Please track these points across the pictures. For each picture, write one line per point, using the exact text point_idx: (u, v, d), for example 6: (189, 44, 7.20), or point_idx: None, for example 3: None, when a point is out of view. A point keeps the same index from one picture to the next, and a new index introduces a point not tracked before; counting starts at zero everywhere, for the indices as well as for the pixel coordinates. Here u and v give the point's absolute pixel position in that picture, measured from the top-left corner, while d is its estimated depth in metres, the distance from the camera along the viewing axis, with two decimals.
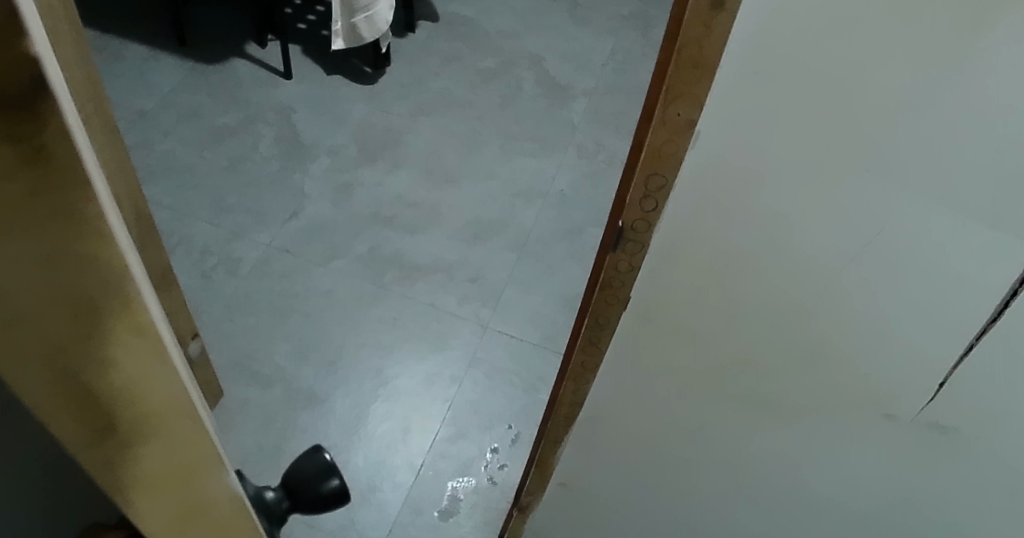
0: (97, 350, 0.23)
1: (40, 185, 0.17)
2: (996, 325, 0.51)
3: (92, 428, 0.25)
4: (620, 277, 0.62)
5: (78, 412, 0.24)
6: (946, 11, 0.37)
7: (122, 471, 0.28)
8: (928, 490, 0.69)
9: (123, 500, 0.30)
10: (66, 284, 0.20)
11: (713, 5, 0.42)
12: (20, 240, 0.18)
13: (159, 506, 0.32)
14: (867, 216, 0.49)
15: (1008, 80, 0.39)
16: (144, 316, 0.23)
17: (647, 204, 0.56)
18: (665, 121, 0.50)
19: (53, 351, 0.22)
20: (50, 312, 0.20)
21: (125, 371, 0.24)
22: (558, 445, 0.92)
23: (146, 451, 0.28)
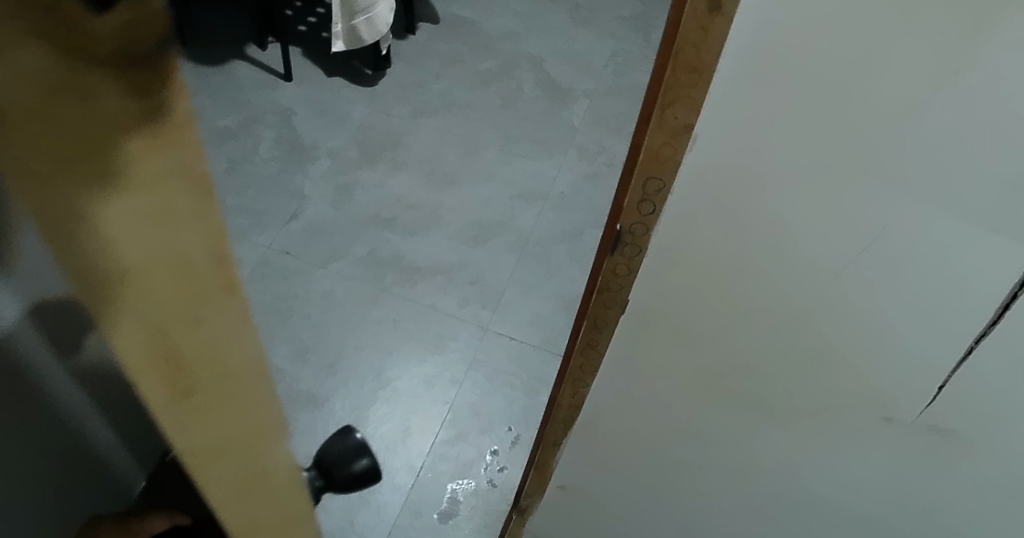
0: (191, 312, 0.29)
1: (158, 139, 0.22)
2: (996, 328, 0.51)
3: (178, 382, 0.31)
4: (619, 280, 0.63)
5: (170, 369, 0.30)
6: (949, 13, 0.37)
7: (192, 424, 0.34)
8: (929, 493, 0.69)
9: (189, 454, 0.36)
10: (177, 253, 0.26)
11: (711, 8, 0.42)
12: (144, 203, 0.23)
13: (214, 461, 0.38)
14: (866, 220, 0.49)
15: (1009, 82, 0.39)
16: (227, 282, 0.29)
17: (645, 208, 0.56)
18: (663, 125, 0.50)
19: (158, 309, 0.27)
20: (161, 276, 0.26)
21: (210, 332, 0.30)
22: (557, 448, 0.92)
23: (213, 404, 0.34)
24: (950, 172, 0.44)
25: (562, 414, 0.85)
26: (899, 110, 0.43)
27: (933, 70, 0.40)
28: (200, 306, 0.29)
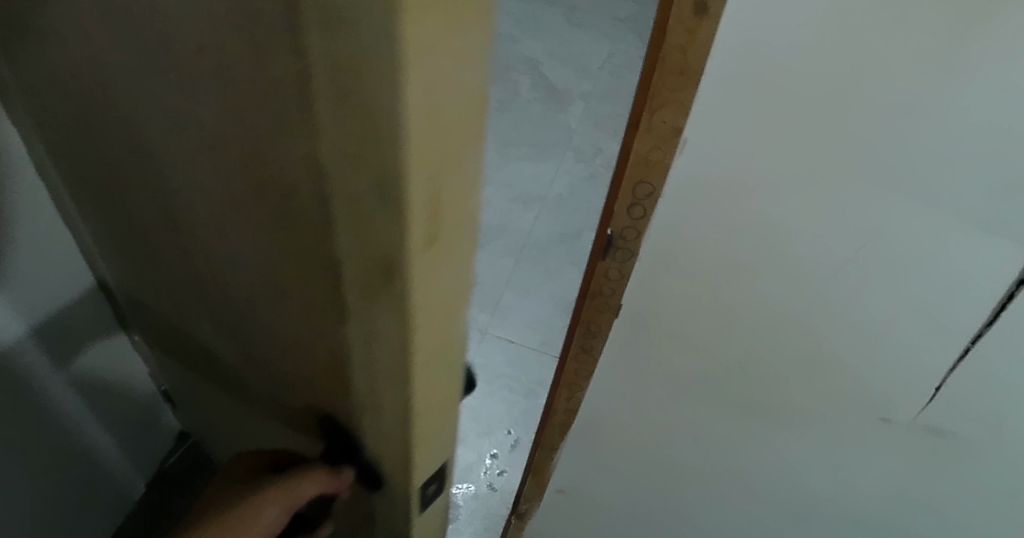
0: (442, 249, 0.34)
1: (459, 115, 0.27)
2: (993, 326, 0.51)
3: (451, 297, 0.37)
4: (611, 284, 0.62)
5: (429, 290, 0.36)
6: (939, 9, 0.36)
7: (426, 345, 0.42)
8: (926, 493, 0.70)
9: (418, 370, 0.42)
10: (441, 198, 0.30)
11: (697, 11, 0.41)
12: (435, 158, 0.28)
13: (431, 378, 0.45)
14: (859, 219, 0.49)
15: (1000, 77, 0.38)
16: (460, 228, 0.34)
17: (635, 212, 0.55)
18: (650, 129, 0.49)
19: (423, 243, 0.32)
20: (428, 217, 0.31)
21: (440, 273, 0.36)
22: (553, 452, 0.92)
23: (435, 335, 0.42)
24: (945, 171, 0.44)
25: (558, 420, 0.84)
26: (892, 110, 0.42)
27: (926, 70, 0.40)
28: (447, 238, 0.33)
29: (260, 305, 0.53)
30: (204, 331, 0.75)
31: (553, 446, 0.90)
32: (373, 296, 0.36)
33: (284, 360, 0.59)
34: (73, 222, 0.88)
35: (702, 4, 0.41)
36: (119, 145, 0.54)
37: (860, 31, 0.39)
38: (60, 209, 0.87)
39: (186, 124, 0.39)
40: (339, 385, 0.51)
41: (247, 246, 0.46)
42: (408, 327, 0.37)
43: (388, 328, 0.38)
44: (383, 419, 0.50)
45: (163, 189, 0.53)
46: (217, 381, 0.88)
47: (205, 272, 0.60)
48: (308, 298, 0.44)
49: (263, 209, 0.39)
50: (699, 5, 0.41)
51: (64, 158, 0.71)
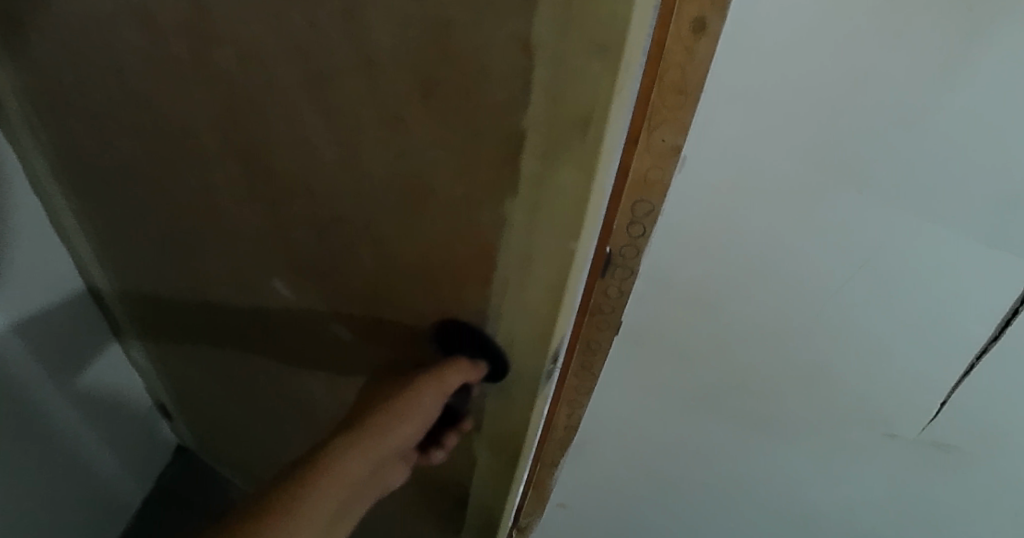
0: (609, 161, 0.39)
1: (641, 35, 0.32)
2: (998, 342, 0.51)
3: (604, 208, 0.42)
4: (610, 303, 0.57)
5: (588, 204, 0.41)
6: (939, 14, 0.37)
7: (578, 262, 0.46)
8: (927, 507, 0.69)
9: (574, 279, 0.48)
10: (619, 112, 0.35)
11: (696, 29, 0.39)
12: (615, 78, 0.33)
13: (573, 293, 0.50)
14: (860, 236, 0.49)
15: (1001, 86, 0.39)
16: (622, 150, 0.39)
17: (635, 231, 0.50)
18: (649, 148, 0.45)
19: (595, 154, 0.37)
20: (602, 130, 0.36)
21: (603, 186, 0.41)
22: (553, 467, 0.87)
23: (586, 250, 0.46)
24: (947, 187, 0.44)
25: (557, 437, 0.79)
26: (891, 125, 0.42)
27: (926, 84, 0.40)
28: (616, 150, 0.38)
29: (369, 235, 0.54)
30: (262, 297, 0.75)
31: (553, 462, 0.85)
32: (558, 157, 0.38)
33: (384, 291, 0.60)
34: (73, 224, 0.86)
35: (701, 21, 0.38)
36: (189, 110, 0.54)
37: (857, 43, 0.39)
38: (60, 213, 0.86)
39: (323, 51, 0.40)
40: (471, 287, 0.53)
41: (372, 169, 0.47)
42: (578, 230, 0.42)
43: (562, 197, 0.41)
44: (530, 311, 0.51)
45: (252, 141, 0.53)
46: (262, 354, 0.88)
47: (283, 222, 0.60)
48: (455, 199, 0.45)
49: (416, 113, 0.40)
50: (698, 21, 0.38)
51: (83, 150, 0.70)
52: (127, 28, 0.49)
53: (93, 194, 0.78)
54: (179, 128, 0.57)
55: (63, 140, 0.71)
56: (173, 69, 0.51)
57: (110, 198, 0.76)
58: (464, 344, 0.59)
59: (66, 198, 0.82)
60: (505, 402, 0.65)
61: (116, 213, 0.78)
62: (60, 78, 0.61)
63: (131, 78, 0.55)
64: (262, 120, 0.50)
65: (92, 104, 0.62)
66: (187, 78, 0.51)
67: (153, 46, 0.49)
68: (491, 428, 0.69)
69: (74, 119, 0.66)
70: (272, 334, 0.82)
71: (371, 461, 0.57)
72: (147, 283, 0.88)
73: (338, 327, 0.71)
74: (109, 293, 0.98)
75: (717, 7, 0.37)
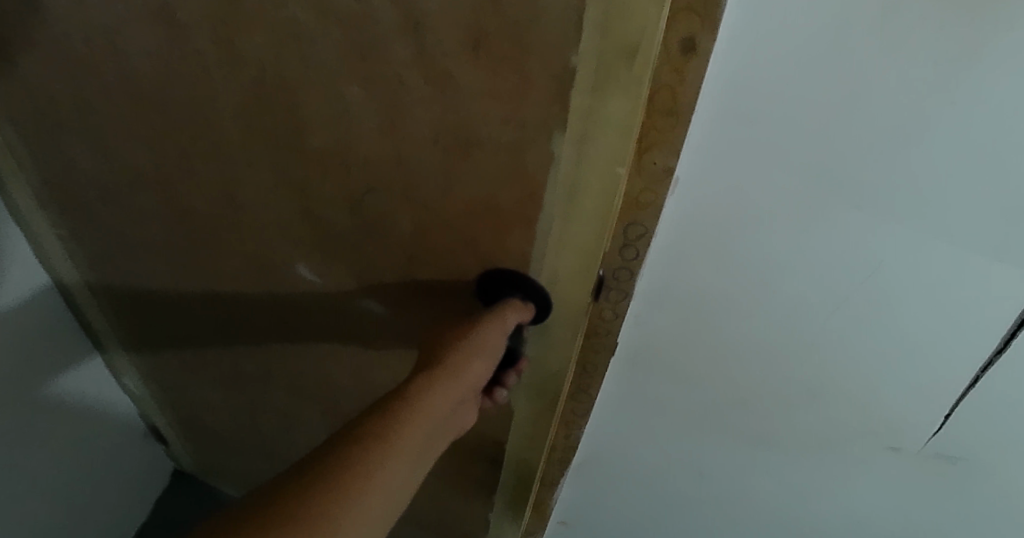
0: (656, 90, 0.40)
1: None
2: (1003, 355, 0.50)
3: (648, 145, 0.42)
4: (606, 324, 0.56)
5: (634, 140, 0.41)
6: (942, 28, 0.35)
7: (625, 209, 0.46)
8: (932, 517, 0.68)
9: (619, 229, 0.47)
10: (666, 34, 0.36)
11: (685, 49, 0.37)
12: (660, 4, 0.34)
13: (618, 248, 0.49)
14: (863, 255, 0.47)
15: (1009, 99, 0.37)
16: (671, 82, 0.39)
17: (627, 253, 0.49)
18: (641, 171, 0.44)
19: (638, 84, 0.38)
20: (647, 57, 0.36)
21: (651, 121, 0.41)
22: (553, 486, 0.84)
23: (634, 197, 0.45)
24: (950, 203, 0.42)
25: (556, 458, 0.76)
26: (891, 146, 0.41)
27: (926, 100, 0.38)
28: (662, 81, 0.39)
29: (409, 204, 0.51)
30: (287, 296, 0.68)
31: (554, 482, 0.81)
32: (607, 88, 0.38)
33: (420, 263, 0.56)
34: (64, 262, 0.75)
35: (690, 40, 0.37)
36: (213, 102, 0.50)
37: (854, 59, 0.37)
38: (43, 251, 0.74)
39: (365, 17, 0.39)
40: (517, 233, 0.49)
41: (413, 133, 0.45)
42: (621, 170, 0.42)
43: (605, 139, 0.41)
44: (578, 252, 0.48)
45: (283, 128, 0.50)
46: (288, 368, 0.79)
47: (314, 211, 0.56)
48: (503, 149, 0.43)
49: (464, 65, 0.39)
50: (687, 42, 0.37)
51: (81, 173, 0.62)
52: (125, 49, 0.49)
53: (89, 223, 0.68)
54: (201, 124, 0.53)
55: (56, 165, 0.62)
56: (195, 65, 0.47)
57: (107, 222, 0.67)
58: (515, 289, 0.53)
59: (53, 231, 0.70)
60: (550, 368, 0.60)
61: (116, 238, 0.68)
62: (49, 97, 0.55)
63: (142, 80, 0.51)
64: (295, 106, 0.47)
65: (93, 113, 0.55)
66: (212, 74, 0.48)
67: (168, 48, 0.47)
68: (539, 396, 0.65)
69: (73, 134, 0.58)
70: (296, 339, 0.74)
71: (455, 400, 0.46)
72: (150, 315, 0.78)
73: (368, 302, 0.64)
74: (105, 335, 0.86)
75: (706, 27, 0.36)
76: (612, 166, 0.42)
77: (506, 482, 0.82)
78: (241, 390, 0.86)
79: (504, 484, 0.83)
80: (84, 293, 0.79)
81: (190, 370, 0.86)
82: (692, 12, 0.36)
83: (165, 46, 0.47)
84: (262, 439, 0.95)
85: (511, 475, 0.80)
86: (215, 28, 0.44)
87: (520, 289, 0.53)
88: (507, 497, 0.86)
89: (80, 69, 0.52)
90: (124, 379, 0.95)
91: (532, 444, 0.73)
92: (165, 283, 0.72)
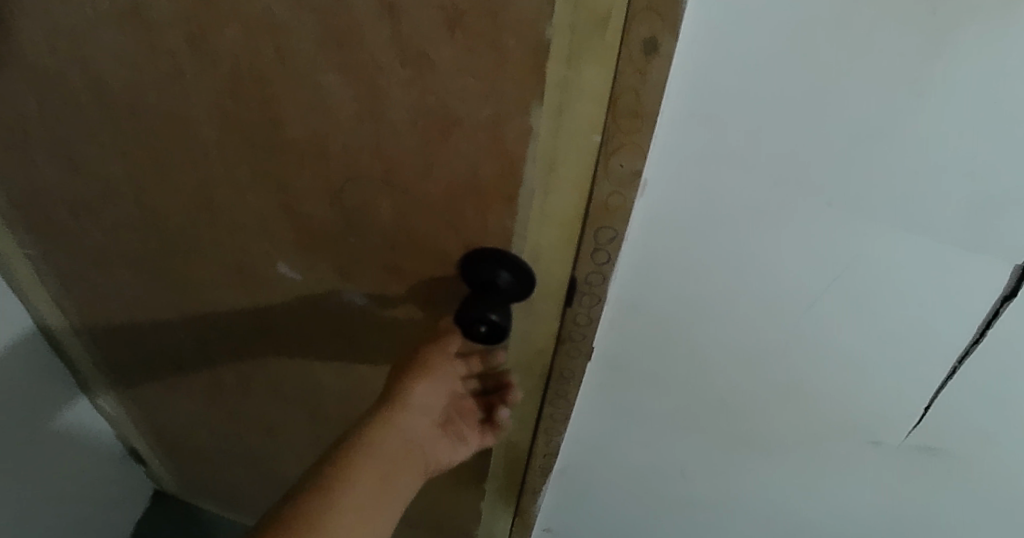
0: (631, 69, 0.37)
1: None
2: (981, 343, 0.49)
3: (623, 127, 0.39)
4: (581, 330, 0.54)
5: (613, 109, 0.39)
6: (909, 25, 0.34)
7: (604, 194, 0.43)
8: (915, 507, 0.68)
9: (596, 214, 0.45)
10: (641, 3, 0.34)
11: (647, 50, 0.35)
12: None
13: (598, 237, 0.46)
14: (834, 251, 0.46)
15: (979, 94, 0.36)
16: (650, 65, 0.36)
17: (599, 257, 0.48)
18: (607, 174, 0.42)
19: (615, 45, 0.36)
20: (624, 15, 0.34)
21: (626, 105, 0.38)
22: (537, 495, 0.82)
23: (612, 182, 0.42)
24: (925, 192, 0.42)
25: (536, 466, 0.74)
26: (862, 140, 0.40)
27: (892, 90, 0.37)
28: (643, 62, 0.36)
29: (391, 194, 0.47)
30: (265, 302, 0.64)
31: (538, 489, 0.79)
32: (581, 56, 0.36)
33: (395, 268, 0.54)
34: (36, 282, 0.71)
35: (652, 41, 0.35)
36: (187, 104, 0.46)
37: (817, 56, 0.37)
38: (11, 270, 0.70)
39: (343, 4, 0.37)
40: (491, 229, 0.47)
41: (382, 132, 0.43)
42: (598, 137, 0.40)
43: (583, 106, 0.39)
44: (558, 221, 0.46)
45: (259, 124, 0.46)
46: (268, 377, 0.75)
47: (294, 214, 0.52)
48: (483, 127, 0.41)
49: (442, 45, 0.37)
50: (649, 43, 0.35)
51: (48, 186, 0.58)
52: (75, 64, 0.46)
53: (59, 238, 0.64)
54: (173, 126, 0.49)
55: (22, 178, 0.58)
56: (168, 63, 0.44)
57: (76, 235, 0.63)
58: (496, 268, 0.49)
59: (22, 247, 0.66)
60: (533, 355, 0.59)
61: (87, 251, 0.65)
62: (15, 107, 0.51)
63: (113, 86, 0.47)
64: (273, 104, 0.44)
65: (60, 123, 0.51)
66: (185, 73, 0.44)
67: (142, 50, 0.43)
68: (526, 382, 0.62)
69: (40, 147, 0.54)
70: (276, 345, 0.69)
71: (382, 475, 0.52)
72: (126, 330, 0.74)
73: (350, 295, 0.58)
74: (80, 354, 0.82)
75: (668, 26, 0.34)
76: (590, 131, 0.40)
77: (493, 480, 0.80)
78: (223, 399, 0.82)
79: (489, 482, 0.80)
80: (56, 311, 0.75)
81: (170, 384, 0.82)
82: (652, 12, 0.34)
83: (137, 47, 0.43)
84: (247, 448, 0.92)
85: (498, 471, 0.78)
86: (187, 24, 0.41)
87: (502, 266, 0.49)
88: (493, 497, 0.84)
89: (42, 77, 0.48)
90: (101, 400, 0.92)
91: (520, 437, 0.71)
92: (139, 298, 0.69)
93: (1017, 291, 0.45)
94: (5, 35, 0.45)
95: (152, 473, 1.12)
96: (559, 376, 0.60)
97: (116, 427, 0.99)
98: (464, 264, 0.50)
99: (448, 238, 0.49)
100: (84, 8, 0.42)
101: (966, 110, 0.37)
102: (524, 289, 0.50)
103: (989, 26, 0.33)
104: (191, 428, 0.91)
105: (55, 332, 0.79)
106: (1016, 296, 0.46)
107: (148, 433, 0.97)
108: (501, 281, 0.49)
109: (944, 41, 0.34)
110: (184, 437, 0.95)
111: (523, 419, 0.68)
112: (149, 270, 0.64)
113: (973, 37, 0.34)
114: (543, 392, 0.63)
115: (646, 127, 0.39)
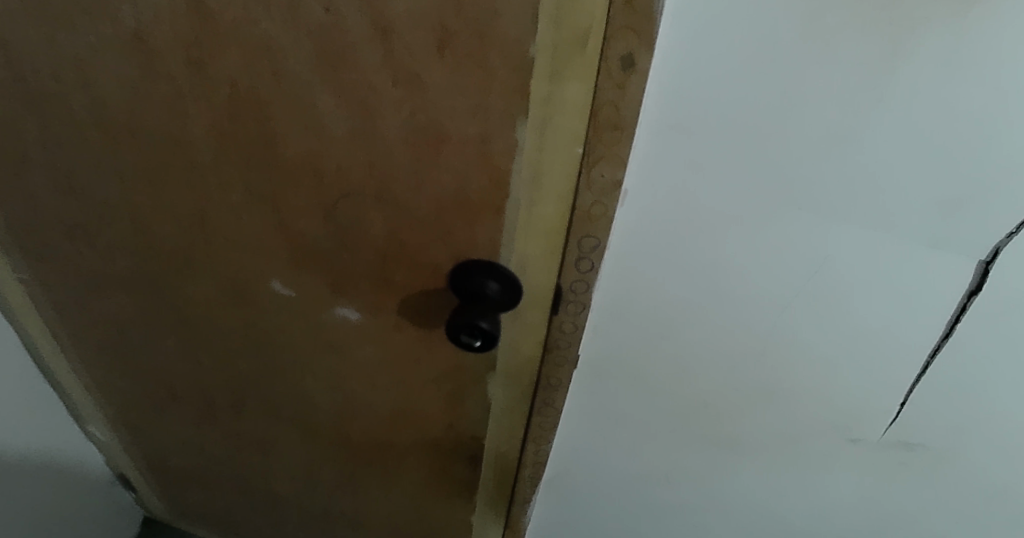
0: (610, 84, 0.38)
1: None
2: (949, 340, 0.52)
3: (603, 138, 0.41)
4: (566, 338, 0.56)
5: (593, 121, 0.40)
6: (864, 38, 0.37)
7: (586, 203, 0.45)
8: (894, 501, 0.70)
9: (580, 224, 0.46)
10: (619, 23, 0.35)
11: (625, 66, 0.37)
12: None
13: (582, 245, 0.47)
14: (808, 253, 0.49)
15: (931, 102, 0.39)
16: (630, 80, 0.38)
17: (583, 265, 0.49)
18: (590, 184, 0.44)
19: (595, 62, 0.37)
20: (602, 33, 0.36)
21: (606, 116, 0.40)
22: (527, 507, 0.83)
23: (593, 189, 0.44)
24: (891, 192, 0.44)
25: (525, 476, 0.75)
26: (827, 146, 0.42)
27: (855, 100, 0.40)
28: (623, 77, 0.38)
29: (381, 210, 0.49)
30: (259, 320, 0.64)
31: (528, 501, 0.80)
32: (563, 72, 0.38)
33: (386, 282, 0.55)
34: (29, 307, 0.71)
35: (630, 57, 0.37)
36: (185, 126, 0.48)
37: (784, 66, 0.39)
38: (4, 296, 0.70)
39: (337, 28, 0.39)
40: (481, 241, 0.49)
41: (376, 148, 0.45)
42: (581, 148, 0.42)
43: (565, 120, 0.41)
44: (543, 232, 0.47)
45: (255, 143, 0.47)
46: (259, 395, 0.75)
47: (287, 230, 0.54)
48: (471, 141, 0.43)
49: (432, 66, 0.39)
50: (626, 59, 0.37)
51: (44, 208, 0.59)
52: (77, 85, 0.47)
53: (52, 260, 0.64)
54: (172, 148, 0.50)
55: (21, 203, 0.59)
56: (169, 86, 0.45)
57: (71, 258, 0.63)
58: (486, 278, 0.50)
59: (16, 271, 0.67)
60: (521, 364, 0.60)
61: (80, 274, 0.65)
62: (13, 129, 0.52)
63: (113, 108, 0.48)
64: (269, 124, 0.46)
65: (58, 146, 0.52)
66: (185, 95, 0.46)
67: (144, 74, 0.45)
68: (515, 392, 0.63)
69: (38, 170, 0.55)
70: (266, 363, 0.70)
71: None
72: (121, 353, 0.75)
73: (343, 311, 0.60)
74: (71, 378, 0.82)
75: (644, 44, 0.36)
76: (572, 143, 0.42)
77: (482, 492, 0.81)
78: (215, 421, 0.82)
79: (480, 494, 0.81)
80: (49, 335, 0.75)
81: (162, 406, 0.82)
82: (629, 30, 0.36)
83: (140, 70, 0.45)
84: (237, 470, 0.91)
85: (488, 483, 0.79)
86: (188, 48, 0.43)
87: (491, 276, 0.50)
88: (484, 510, 0.85)
89: (43, 100, 0.49)
90: (90, 426, 0.91)
91: (509, 448, 0.72)
92: (132, 321, 0.69)
93: (982, 285, 0.48)
94: (8, 61, 0.47)
95: (141, 500, 1.11)
96: (546, 386, 0.62)
97: (103, 453, 0.98)
98: (454, 274, 0.52)
99: (438, 252, 0.51)
100: (88, 32, 0.43)
101: (922, 115, 0.40)
102: (511, 301, 0.51)
103: (942, 37, 0.36)
104: (182, 451, 0.91)
105: (40, 357, 0.79)
106: (981, 291, 0.48)
107: (138, 457, 0.96)
108: (490, 291, 0.51)
109: (906, 50, 0.37)
110: (172, 462, 0.95)
111: (512, 431, 0.69)
112: (142, 291, 0.65)
113: (927, 48, 0.37)
114: (532, 402, 0.64)
115: (625, 137, 0.41)
